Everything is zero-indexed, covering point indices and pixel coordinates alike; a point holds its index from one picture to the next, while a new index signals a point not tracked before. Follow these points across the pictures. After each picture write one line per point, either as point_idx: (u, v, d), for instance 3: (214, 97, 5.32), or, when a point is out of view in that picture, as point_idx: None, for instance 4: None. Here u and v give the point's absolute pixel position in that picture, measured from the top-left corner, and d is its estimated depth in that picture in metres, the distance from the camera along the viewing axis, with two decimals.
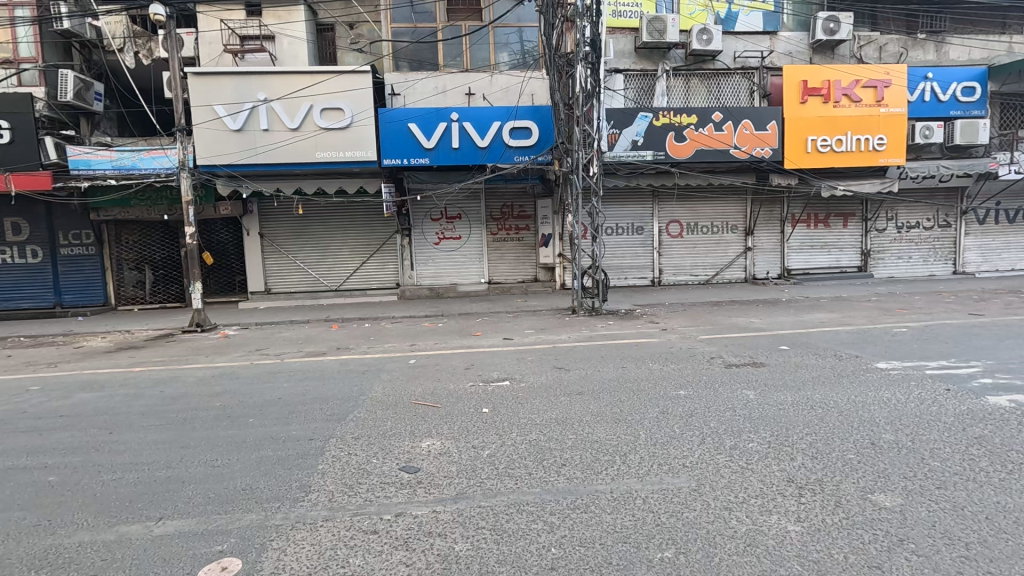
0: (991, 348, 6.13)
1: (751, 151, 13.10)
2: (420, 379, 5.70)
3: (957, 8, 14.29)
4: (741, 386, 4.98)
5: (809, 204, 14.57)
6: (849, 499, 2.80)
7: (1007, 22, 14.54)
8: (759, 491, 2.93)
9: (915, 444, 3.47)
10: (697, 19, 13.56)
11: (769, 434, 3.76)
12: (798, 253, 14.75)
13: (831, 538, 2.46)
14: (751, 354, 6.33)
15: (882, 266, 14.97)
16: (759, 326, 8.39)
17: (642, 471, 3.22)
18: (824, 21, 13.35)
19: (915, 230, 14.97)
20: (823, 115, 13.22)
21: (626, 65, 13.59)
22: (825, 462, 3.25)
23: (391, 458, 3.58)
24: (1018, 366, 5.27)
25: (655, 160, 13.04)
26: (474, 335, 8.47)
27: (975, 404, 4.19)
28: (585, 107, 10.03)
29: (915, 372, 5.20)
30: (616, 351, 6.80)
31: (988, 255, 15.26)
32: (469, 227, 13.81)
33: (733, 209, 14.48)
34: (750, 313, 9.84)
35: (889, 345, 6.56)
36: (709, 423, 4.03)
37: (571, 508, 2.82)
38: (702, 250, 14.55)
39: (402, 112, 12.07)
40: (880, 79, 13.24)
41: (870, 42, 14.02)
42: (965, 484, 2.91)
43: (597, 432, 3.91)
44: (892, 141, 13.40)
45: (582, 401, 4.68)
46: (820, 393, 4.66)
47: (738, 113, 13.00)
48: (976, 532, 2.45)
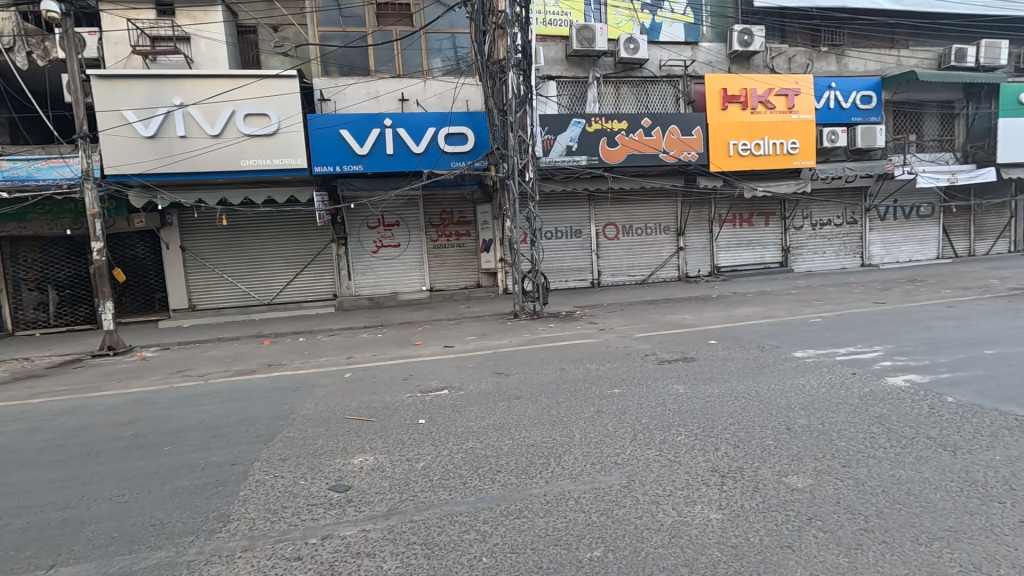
0: (891, 334, 6.73)
1: (679, 156, 13.75)
2: (355, 393, 5.50)
3: (854, 24, 15.63)
4: (672, 381, 5.18)
5: (733, 204, 15.43)
6: (766, 484, 2.96)
7: (896, 37, 16.05)
8: (685, 483, 3.03)
9: (825, 427, 3.72)
10: (624, 28, 14.09)
11: (696, 426, 3.92)
12: (726, 251, 15.57)
13: (748, 523, 2.57)
14: (682, 350, 6.60)
15: (800, 261, 16.08)
16: (691, 322, 8.78)
17: (576, 472, 3.26)
18: (739, 34, 14.24)
19: (828, 227, 16.22)
20: (742, 120, 14.07)
21: (558, 72, 13.90)
22: (746, 450, 3.42)
23: (320, 478, 3.42)
24: (914, 348, 5.81)
25: (590, 165, 13.39)
26: (414, 345, 8.31)
27: (877, 385, 4.58)
28: (518, 113, 10.13)
29: (827, 359, 5.60)
30: (555, 354, 6.89)
31: (890, 248, 16.75)
32: (408, 235, 13.58)
33: (665, 211, 15.09)
34: (683, 310, 10.28)
35: (806, 335, 7.05)
36: (641, 419, 4.15)
37: (504, 515, 2.80)
38: (638, 251, 15.06)
39: (334, 118, 11.75)
40: (790, 88, 14.26)
41: (780, 54, 15.10)
42: (866, 460, 3.15)
43: (533, 435, 3.92)
44: (803, 145, 14.47)
45: (519, 406, 4.69)
46: (743, 384, 4.92)
47: (664, 118, 13.60)
48: (874, 506, 2.65)
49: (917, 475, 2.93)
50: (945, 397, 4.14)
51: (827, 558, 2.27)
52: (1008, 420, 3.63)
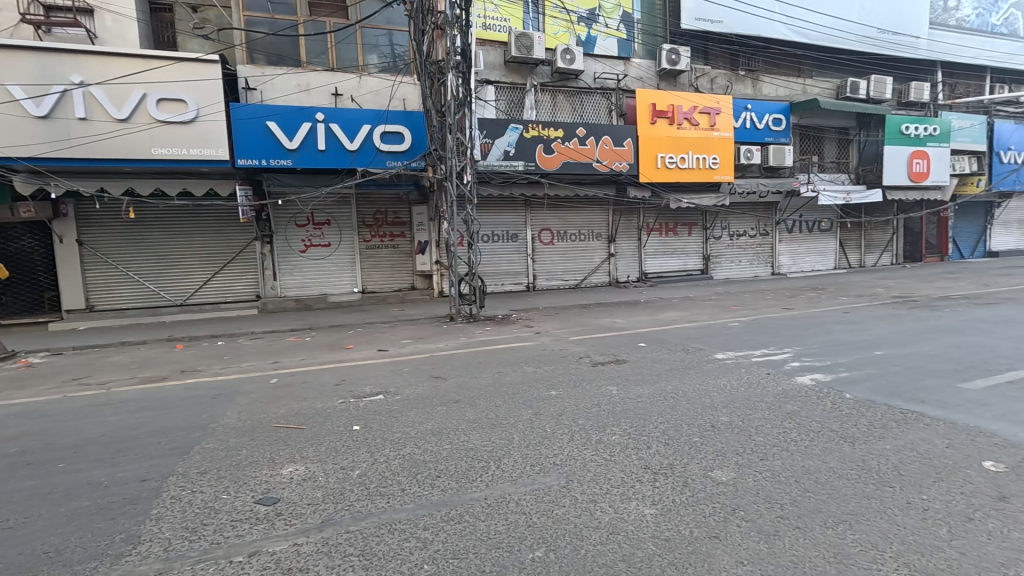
0: (798, 337, 7.37)
1: (611, 165, 14.32)
2: (282, 400, 5.20)
3: (767, 52, 17.01)
4: (606, 382, 5.37)
5: (661, 214, 16.25)
6: (694, 478, 3.14)
7: (803, 66, 17.65)
8: (621, 480, 3.15)
9: (745, 423, 4.01)
10: (561, 39, 14.46)
11: (629, 426, 4.08)
12: (654, 258, 16.35)
13: (680, 516, 2.71)
14: (615, 352, 6.84)
15: (719, 269, 17.22)
16: (622, 326, 9.12)
17: (515, 474, 3.29)
18: (667, 53, 15.06)
19: (743, 238, 17.49)
20: (669, 135, 14.88)
21: (496, 77, 14.00)
22: (675, 447, 3.61)
23: (246, 492, 3.21)
24: (817, 350, 6.40)
25: (527, 170, 13.60)
26: (346, 349, 8.00)
27: (788, 384, 5.00)
28: (457, 115, 10.09)
29: (745, 360, 6.03)
30: (492, 357, 6.92)
31: (796, 259, 18.35)
32: (339, 234, 13.08)
33: (598, 218, 15.61)
34: (615, 314, 10.67)
35: (727, 338, 7.56)
36: (578, 420, 4.26)
37: (444, 521, 2.77)
38: (572, 256, 15.46)
39: (259, 109, 11.10)
40: (712, 107, 15.28)
41: (703, 75, 16.13)
42: (780, 453, 3.42)
43: (472, 439, 3.90)
44: (723, 160, 15.53)
45: (458, 410, 4.65)
46: (671, 384, 5.18)
47: (598, 129, 14.12)
48: (789, 495, 2.89)
49: (824, 465, 3.23)
50: (844, 394, 4.60)
51: (750, 545, 2.43)
52: (896, 413, 4.09)
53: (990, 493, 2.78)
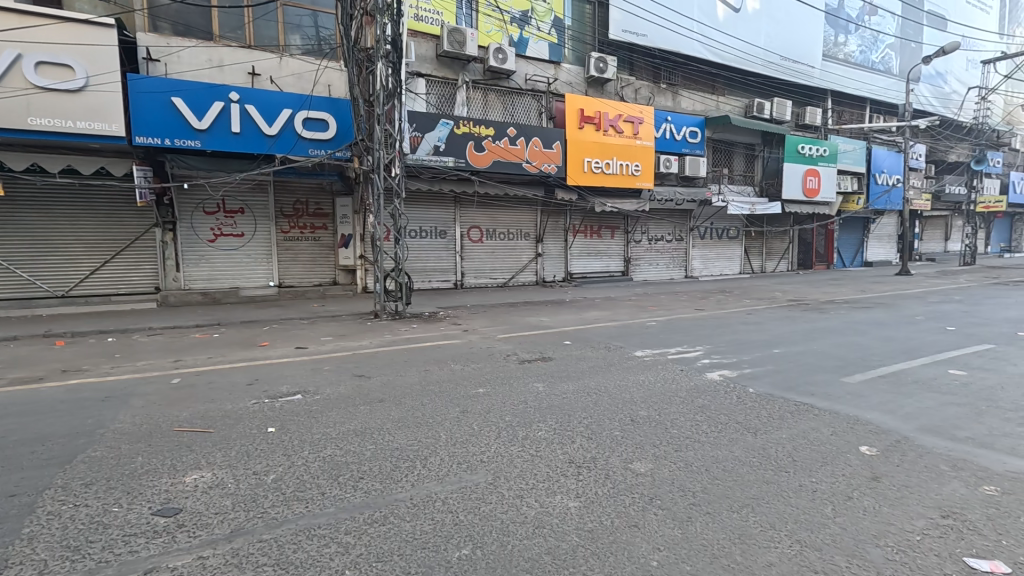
0: (707, 336, 7.91)
1: (540, 167, 14.59)
2: (184, 402, 4.76)
3: (686, 68, 18.10)
4: (532, 380, 5.45)
5: (586, 216, 16.78)
6: (616, 471, 3.27)
7: (717, 84, 18.98)
8: (546, 475, 3.21)
9: (661, 417, 4.24)
10: (493, 38, 14.48)
11: (553, 421, 4.18)
12: (579, 259, 16.83)
13: (602, 508, 2.81)
14: (540, 350, 6.98)
15: (638, 271, 18.10)
16: (548, 324, 9.32)
17: (442, 472, 3.25)
18: (595, 60, 15.55)
19: (661, 242, 18.51)
20: (596, 140, 15.41)
21: (428, 70, 13.76)
22: (598, 441, 3.74)
23: (141, 503, 2.90)
24: (724, 349, 6.91)
25: (456, 167, 13.50)
26: (260, 346, 7.48)
27: (700, 380, 5.36)
28: (386, 106, 9.78)
29: (661, 358, 6.38)
30: (419, 355, 6.79)
31: (707, 264, 19.72)
32: (253, 224, 12.23)
33: (526, 218, 15.81)
34: (540, 312, 10.87)
35: (645, 336, 7.96)
36: (505, 417, 4.29)
37: (367, 524, 2.67)
38: (500, 254, 15.55)
39: (164, 83, 10.13)
40: (635, 116, 16.03)
41: (628, 85, 16.86)
42: (693, 444, 3.66)
43: (397, 439, 3.80)
44: (644, 168, 16.33)
45: (382, 409, 4.52)
46: (594, 381, 5.37)
47: (528, 130, 14.32)
48: (700, 482, 3.09)
49: (731, 455, 3.49)
50: (748, 389, 5.01)
51: (666, 532, 2.57)
52: (791, 405, 4.51)
53: (866, 474, 3.14)
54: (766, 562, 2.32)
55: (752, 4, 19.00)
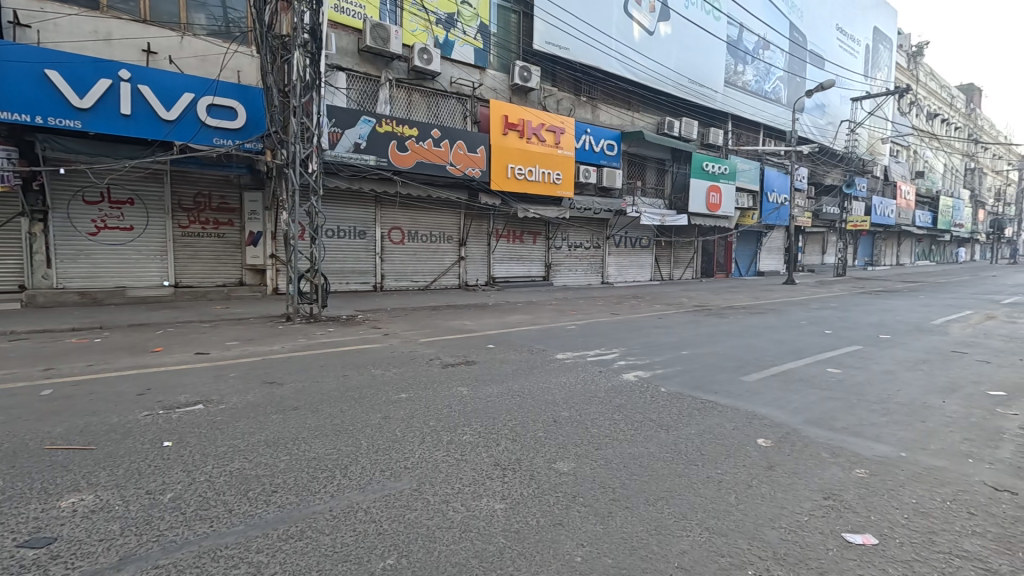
0: (623, 339, 8.32)
1: (464, 170, 14.60)
2: (58, 416, 4.17)
3: (605, 83, 18.99)
4: (456, 383, 5.40)
5: (509, 221, 16.97)
6: (540, 471, 3.34)
7: (632, 100, 20.09)
8: (471, 479, 3.20)
9: (582, 417, 4.39)
10: (418, 37, 14.25)
11: (478, 425, 4.17)
12: (501, 264, 16.97)
13: (528, 508, 2.85)
14: (464, 353, 6.95)
15: (558, 276, 18.61)
16: (470, 328, 9.31)
17: (364, 481, 3.13)
18: (519, 69, 15.81)
19: (580, 249, 19.20)
20: (519, 147, 15.69)
21: (349, 64, 13.27)
22: (522, 443, 3.79)
23: (2, 535, 2.49)
24: (638, 351, 7.30)
25: (378, 165, 13.13)
26: (153, 352, 6.77)
27: (617, 380, 5.62)
28: (303, 98, 9.30)
29: (580, 360, 6.63)
30: (337, 359, 6.49)
31: (621, 270, 20.73)
32: (145, 216, 11.05)
33: (449, 221, 15.70)
34: (463, 316, 10.83)
35: (566, 339, 8.20)
36: (428, 422, 4.22)
37: (282, 540, 2.50)
38: (422, 257, 15.29)
39: (35, 52, 8.88)
40: (557, 126, 16.56)
41: (551, 95, 17.35)
42: (612, 442, 3.83)
43: (314, 448, 3.60)
44: (565, 176, 16.87)
45: (297, 417, 4.26)
46: (517, 383, 5.45)
47: (452, 133, 14.29)
48: (620, 479, 3.23)
49: (646, 451, 3.69)
50: (659, 388, 5.34)
51: (588, 528, 2.66)
52: (697, 402, 4.86)
53: (763, 464, 3.45)
54: (679, 550, 2.47)
55: (664, 29, 20.33)
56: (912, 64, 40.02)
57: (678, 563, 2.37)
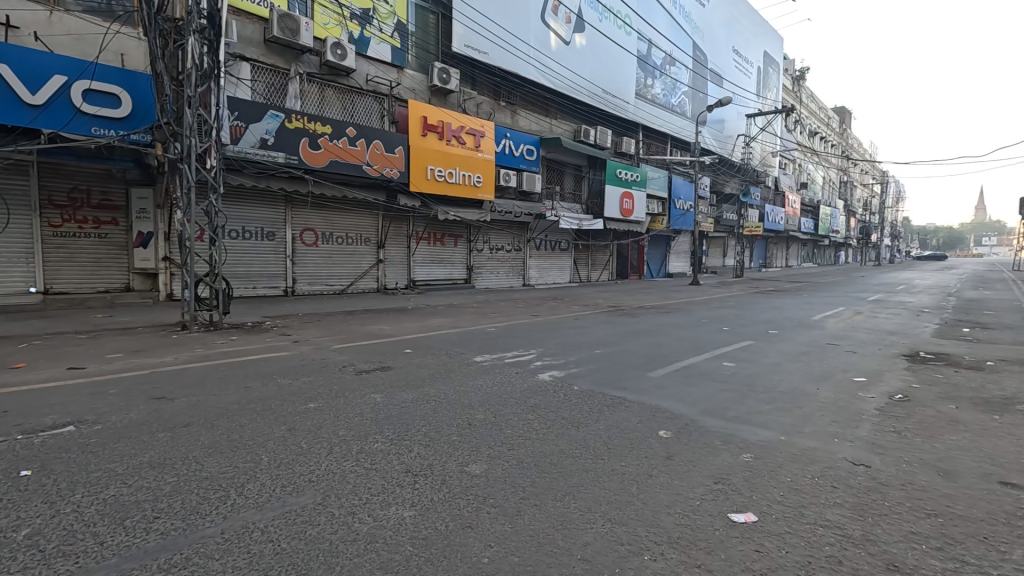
0: (540, 340, 8.51)
1: (381, 171, 14.25)
2: None
3: (524, 90, 19.37)
4: (370, 391, 5.23)
5: (429, 224, 16.74)
6: (452, 475, 3.32)
7: (550, 107, 20.67)
8: (381, 487, 3.12)
9: (497, 418, 4.44)
10: (331, 31, 13.65)
11: (391, 432, 4.07)
12: (421, 266, 16.70)
13: (437, 513, 2.83)
14: (380, 359, 6.76)
15: (480, 278, 18.65)
16: (389, 332, 9.08)
17: (262, 499, 2.94)
18: (438, 70, 15.68)
19: (501, 252, 19.38)
20: (438, 149, 15.57)
21: (253, 55, 12.48)
22: (435, 448, 3.75)
23: None
24: (555, 351, 7.50)
25: (288, 163, 12.48)
26: (13, 368, 5.91)
27: (533, 381, 5.75)
28: (199, 88, 8.58)
29: (498, 361, 6.69)
30: (239, 369, 6.06)
31: (542, 273, 21.20)
32: (6, 214, 9.66)
33: (367, 223, 15.20)
34: (381, 320, 10.53)
35: (485, 342, 8.24)
36: (337, 431, 4.05)
37: (164, 569, 2.29)
38: (337, 260, 14.67)
39: None
40: (477, 129, 16.67)
41: (471, 98, 17.38)
42: (524, 442, 3.90)
43: (207, 467, 3.33)
44: (485, 180, 17.00)
45: (189, 434, 3.91)
46: (434, 388, 5.37)
47: (369, 132, 13.89)
48: (529, 477, 3.30)
49: (557, 448, 3.80)
50: (573, 386, 5.52)
51: (496, 528, 2.68)
52: (607, 399, 5.09)
53: (663, 454, 3.68)
54: (582, 542, 2.56)
55: (580, 39, 21.10)
56: (796, 86, 44.66)
57: (582, 555, 2.46)
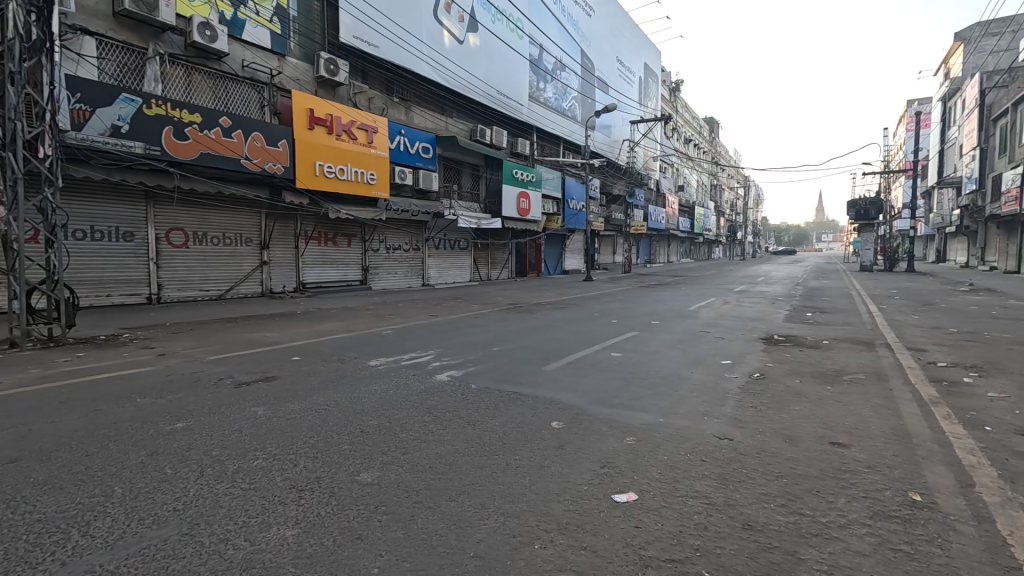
0: (438, 340, 8.44)
1: (263, 165, 13.18)
2: None
3: (418, 86, 19.02)
4: (250, 404, 4.81)
5: (319, 223, 15.81)
6: (341, 486, 3.17)
7: (445, 105, 20.53)
8: (260, 508, 2.88)
9: (391, 424, 4.31)
10: (199, 9, 12.24)
11: (274, 447, 3.79)
12: (312, 268, 15.72)
13: (323, 528, 2.68)
14: (264, 369, 6.26)
15: (377, 279, 18.01)
16: (274, 340, 8.44)
17: (112, 538, 2.57)
18: (325, 61, 14.87)
19: (398, 251, 18.88)
20: (327, 143, 14.76)
21: (99, 29, 10.90)
22: (323, 459, 3.56)
23: None
24: (453, 351, 7.48)
25: (147, 154, 11.08)
26: None
27: (430, 382, 5.67)
28: (25, 63, 7.27)
29: (395, 365, 6.51)
30: (88, 390, 5.25)
31: (442, 272, 21.00)
32: None
33: (247, 221, 13.98)
34: (266, 327, 9.74)
35: (381, 345, 7.98)
36: (211, 451, 3.68)
37: None
38: (213, 262, 13.32)
39: None
40: (369, 124, 16.07)
41: (362, 92, 16.70)
42: (420, 444, 3.84)
43: (42, 508, 2.85)
44: (379, 177, 16.44)
45: (16, 471, 3.31)
46: (324, 397, 5.09)
47: (247, 123, 12.79)
48: (424, 480, 3.25)
49: (452, 448, 3.79)
50: (470, 385, 5.54)
51: (388, 536, 2.61)
52: (504, 395, 5.18)
53: (555, 444, 3.83)
54: (476, 539, 2.58)
55: (473, 39, 21.19)
56: (672, 97, 48.84)
57: (474, 552, 2.48)
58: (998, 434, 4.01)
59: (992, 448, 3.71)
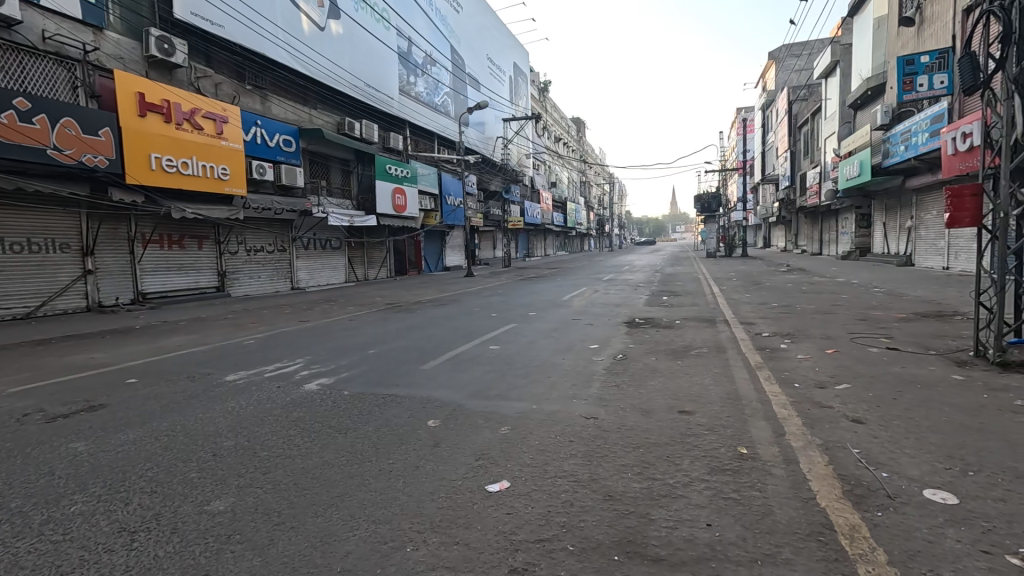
0: (308, 347, 7.89)
1: (79, 157, 11.17)
2: None
3: (275, 74, 17.49)
4: (68, 440, 4.06)
5: (160, 224, 13.85)
6: (185, 520, 2.81)
7: (308, 95, 19.16)
8: (77, 561, 2.44)
9: (250, 442, 3.93)
10: None
11: (100, 486, 3.24)
12: (153, 275, 13.74)
13: (163, 571, 2.36)
14: (88, 397, 5.32)
15: (236, 284, 16.31)
16: (103, 361, 7.21)
17: None
18: (156, 39, 13.01)
19: (261, 253, 17.26)
20: (164, 133, 12.94)
21: None
22: (165, 493, 3.13)
23: None
24: (324, 357, 7.04)
25: None
26: None
27: (298, 393, 5.27)
28: None
29: (256, 377, 5.95)
30: None
31: (313, 273, 19.67)
32: None
33: (61, 224, 11.76)
34: (92, 347, 8.29)
35: (240, 357, 7.23)
36: (9, 503, 3.03)
37: None
38: (16, 274, 11.03)
39: None
40: (217, 113, 14.41)
41: (206, 76, 14.92)
42: (283, 461, 3.55)
43: None
44: (232, 172, 14.85)
45: None
46: (167, 421, 4.47)
47: (54, 106, 10.74)
48: (286, 499, 3.02)
49: (319, 461, 3.56)
50: (343, 391, 5.28)
51: (242, 566, 2.38)
52: (379, 398, 5.01)
53: (430, 443, 3.79)
54: (343, 553, 2.46)
55: (336, 27, 19.98)
56: (541, 96, 50.89)
57: (341, 567, 2.35)
58: (803, 389, 4.82)
59: (799, 401, 4.45)
